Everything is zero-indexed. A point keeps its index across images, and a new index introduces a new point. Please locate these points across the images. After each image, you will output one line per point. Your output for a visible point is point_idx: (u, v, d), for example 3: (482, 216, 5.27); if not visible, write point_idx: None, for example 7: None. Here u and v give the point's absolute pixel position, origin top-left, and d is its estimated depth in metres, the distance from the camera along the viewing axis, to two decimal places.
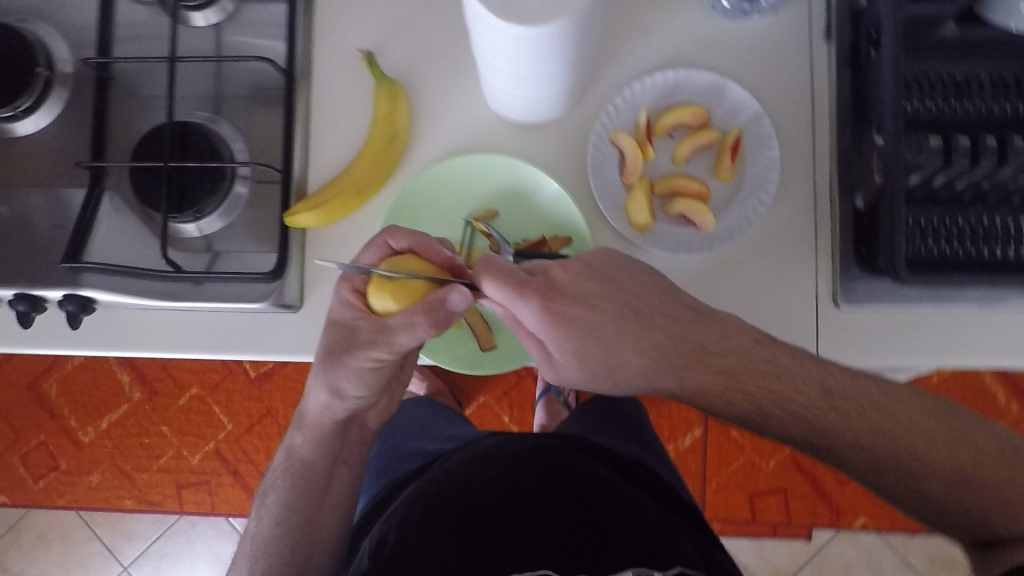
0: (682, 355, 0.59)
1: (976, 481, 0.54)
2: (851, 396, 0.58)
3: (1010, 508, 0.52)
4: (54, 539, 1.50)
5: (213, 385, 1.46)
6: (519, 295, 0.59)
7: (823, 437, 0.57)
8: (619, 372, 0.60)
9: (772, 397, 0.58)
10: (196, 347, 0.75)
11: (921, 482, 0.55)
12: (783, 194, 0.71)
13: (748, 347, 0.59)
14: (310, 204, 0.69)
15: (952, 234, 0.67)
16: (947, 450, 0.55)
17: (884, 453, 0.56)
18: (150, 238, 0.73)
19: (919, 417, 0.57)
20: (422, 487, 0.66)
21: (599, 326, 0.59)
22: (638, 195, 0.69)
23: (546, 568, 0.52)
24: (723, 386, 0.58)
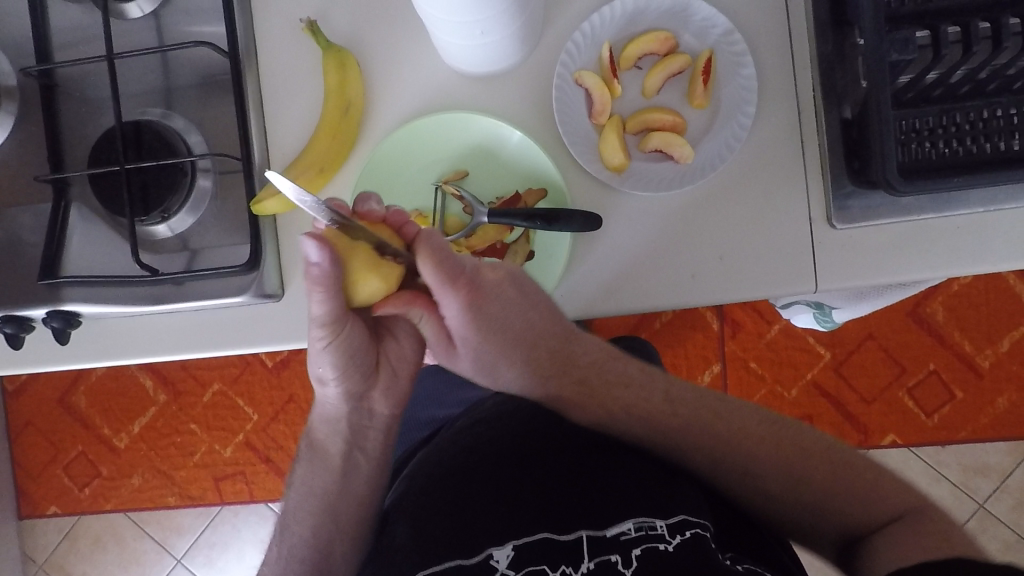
0: (551, 360, 0.64)
1: (812, 481, 0.58)
2: (690, 403, 0.63)
3: (847, 508, 0.57)
4: (109, 542, 1.54)
5: (233, 378, 1.48)
6: (451, 291, 0.55)
7: (666, 437, 0.62)
8: (501, 377, 0.64)
9: (620, 402, 0.63)
10: (189, 347, 0.74)
11: (759, 483, 0.59)
12: (765, 113, 0.67)
13: (607, 360, 0.66)
14: (273, 188, 0.67)
15: (951, 133, 0.63)
16: (778, 455, 0.59)
17: (729, 460, 0.60)
18: (125, 244, 0.71)
19: (769, 429, 0.61)
20: (423, 458, 0.66)
21: (496, 332, 0.61)
22: (610, 135, 0.65)
23: (546, 530, 0.53)
24: (573, 388, 0.64)
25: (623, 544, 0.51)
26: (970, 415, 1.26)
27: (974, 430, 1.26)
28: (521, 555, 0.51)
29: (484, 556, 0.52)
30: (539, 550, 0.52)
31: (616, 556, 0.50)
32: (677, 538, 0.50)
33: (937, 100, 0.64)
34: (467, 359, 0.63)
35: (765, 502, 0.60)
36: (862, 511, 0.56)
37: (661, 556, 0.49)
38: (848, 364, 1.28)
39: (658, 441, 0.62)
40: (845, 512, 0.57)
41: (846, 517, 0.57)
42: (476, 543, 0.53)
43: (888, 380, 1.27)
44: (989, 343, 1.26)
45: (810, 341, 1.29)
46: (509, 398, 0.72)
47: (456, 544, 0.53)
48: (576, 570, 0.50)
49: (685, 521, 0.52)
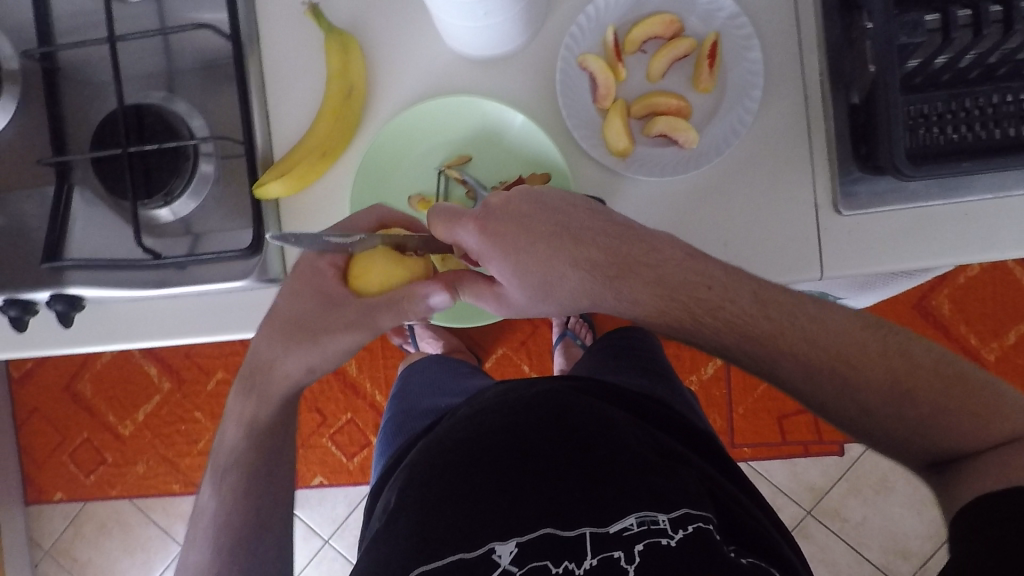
0: (619, 269, 0.58)
1: (914, 395, 0.57)
2: (790, 309, 0.60)
3: (949, 426, 0.56)
4: (114, 529, 1.55)
5: (237, 366, 1.48)
6: (465, 225, 0.58)
7: (754, 345, 0.60)
8: (562, 290, 0.59)
9: (719, 315, 0.60)
10: (192, 332, 0.74)
11: (855, 394, 0.59)
12: (770, 98, 0.66)
13: (681, 260, 0.59)
14: (276, 172, 0.67)
15: (960, 119, 0.62)
16: (880, 362, 0.59)
17: (819, 368, 0.59)
18: (128, 228, 0.71)
19: (860, 338, 0.60)
20: (426, 446, 0.65)
21: (540, 245, 0.57)
22: (614, 119, 0.65)
23: (549, 525, 0.53)
24: (655, 297, 0.59)
25: (626, 540, 0.51)
26: None
27: None
28: (523, 550, 0.52)
29: (487, 551, 0.53)
30: (542, 545, 0.52)
31: (619, 552, 0.51)
32: (680, 533, 0.50)
33: (946, 85, 0.63)
34: (514, 280, 0.58)
35: (858, 412, 0.60)
36: (964, 429, 0.55)
37: (662, 552, 0.50)
38: None
39: (752, 349, 0.61)
40: (940, 428, 0.56)
41: (947, 435, 0.56)
42: (477, 539, 0.53)
43: None
44: (995, 335, 1.25)
45: None
46: (518, 381, 0.71)
47: (457, 541, 0.53)
48: (578, 566, 0.51)
49: (689, 514, 0.52)
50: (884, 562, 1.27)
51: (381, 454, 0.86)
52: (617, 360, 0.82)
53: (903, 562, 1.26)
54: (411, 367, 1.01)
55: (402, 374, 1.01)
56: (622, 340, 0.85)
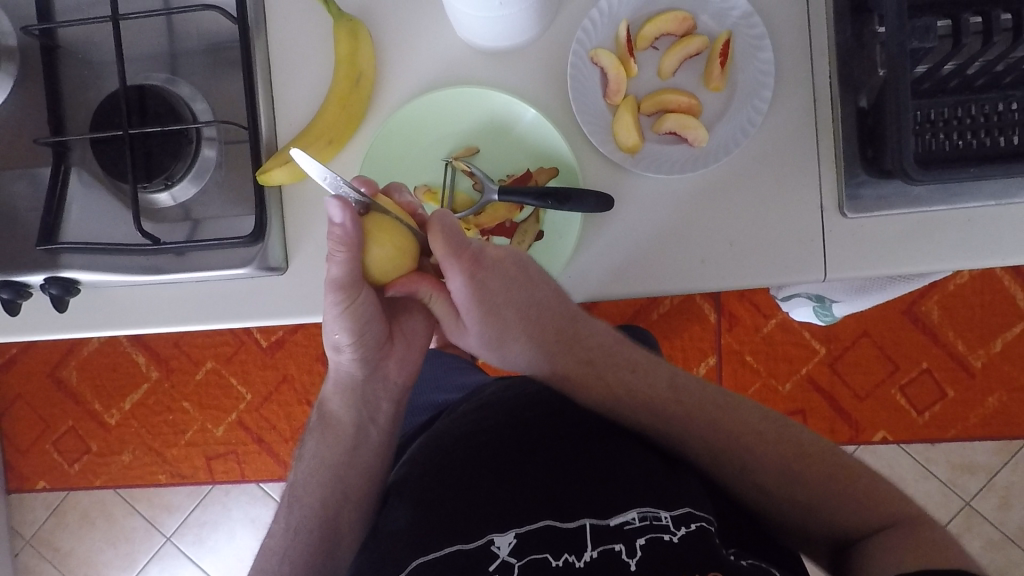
0: (558, 340, 0.64)
1: (804, 480, 0.58)
2: (693, 392, 0.63)
3: (838, 511, 0.57)
4: (98, 519, 1.53)
5: (228, 357, 1.47)
6: (457, 266, 0.57)
7: (655, 419, 0.62)
8: (502, 352, 0.64)
9: (624, 384, 0.63)
10: (189, 319, 0.73)
11: (754, 475, 0.59)
12: (779, 99, 0.67)
13: (610, 344, 0.65)
14: (281, 159, 0.66)
15: (966, 125, 0.63)
16: (776, 449, 0.59)
17: (718, 445, 0.60)
18: (125, 212, 0.70)
19: (763, 430, 0.61)
20: (422, 444, 0.65)
21: (498, 310, 0.61)
22: (624, 115, 0.65)
23: (548, 517, 0.52)
24: (574, 369, 0.64)
25: (627, 534, 0.50)
26: (960, 414, 1.26)
27: (964, 429, 1.26)
28: (522, 541, 0.50)
29: (485, 543, 0.51)
30: (541, 537, 0.50)
31: (619, 545, 0.49)
32: (681, 530, 0.49)
33: (952, 92, 0.64)
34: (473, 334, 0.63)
35: (755, 494, 0.59)
36: (855, 515, 0.56)
37: (665, 547, 0.48)
38: (843, 360, 1.28)
39: (659, 426, 0.62)
40: (835, 514, 0.57)
41: (840, 518, 0.57)
42: (477, 528, 0.52)
43: (882, 376, 1.28)
44: (982, 343, 1.26)
45: (805, 335, 1.29)
46: (516, 380, 0.71)
47: (456, 529, 0.52)
48: (578, 559, 0.48)
49: (690, 513, 0.52)
50: None
51: None
52: None
53: None
54: None
55: None
56: None
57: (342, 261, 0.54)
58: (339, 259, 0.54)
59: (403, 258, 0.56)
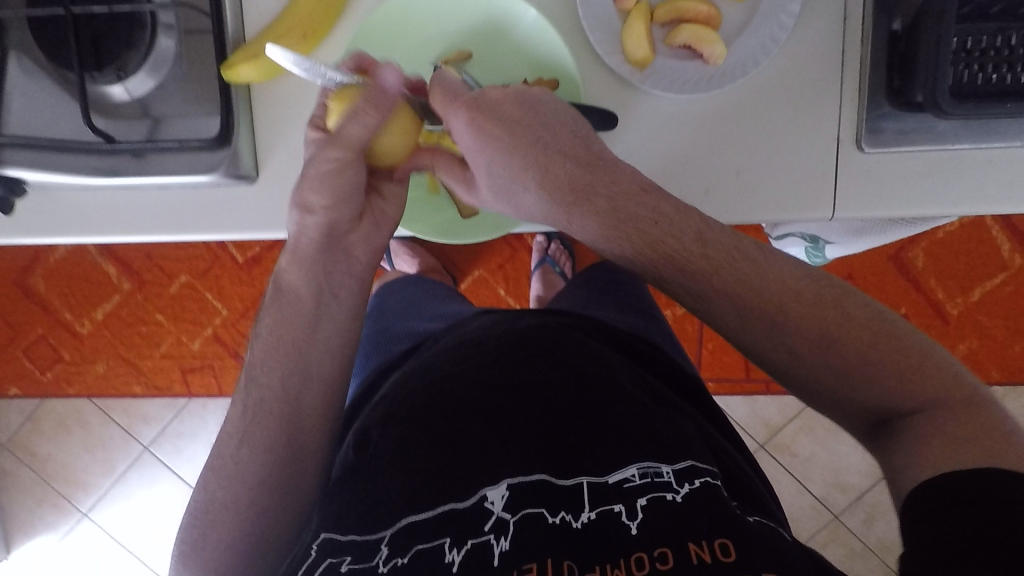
0: (574, 191, 0.53)
1: (841, 345, 0.50)
2: (724, 245, 0.53)
3: (880, 388, 0.50)
4: (72, 427, 1.51)
5: (202, 271, 1.41)
6: (455, 107, 0.54)
7: (690, 281, 0.53)
8: (517, 202, 0.55)
9: (648, 239, 0.52)
10: (152, 229, 0.67)
11: (785, 338, 0.51)
12: (806, 17, 0.61)
13: (635, 196, 0.52)
14: (248, 54, 0.60)
15: (999, 58, 0.57)
16: (818, 317, 0.51)
17: (751, 318, 0.52)
18: (73, 104, 0.62)
19: (815, 291, 0.52)
20: (405, 381, 0.63)
21: (515, 148, 0.53)
22: (635, 23, 0.58)
23: (544, 472, 0.49)
24: (597, 226, 0.52)
25: (627, 493, 0.46)
26: None
27: None
28: (516, 494, 0.47)
29: (478, 500, 0.48)
30: (536, 492, 0.47)
31: (619, 506, 0.46)
32: (686, 488, 0.46)
33: (995, 18, 0.58)
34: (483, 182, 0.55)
35: (791, 360, 0.52)
36: (893, 390, 0.49)
37: (668, 508, 0.45)
38: None
39: (680, 280, 0.53)
40: (869, 386, 0.50)
41: (873, 395, 0.50)
42: (467, 480, 0.49)
43: None
44: (962, 292, 1.26)
45: None
46: (504, 317, 0.69)
47: (447, 479, 0.50)
48: (575, 519, 0.46)
49: (694, 468, 0.48)
50: (825, 495, 1.29)
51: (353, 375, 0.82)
52: (603, 295, 0.79)
53: (842, 497, 1.29)
54: (389, 285, 0.97)
55: (378, 292, 0.96)
56: (610, 275, 0.82)
57: (371, 115, 0.52)
58: (365, 118, 0.52)
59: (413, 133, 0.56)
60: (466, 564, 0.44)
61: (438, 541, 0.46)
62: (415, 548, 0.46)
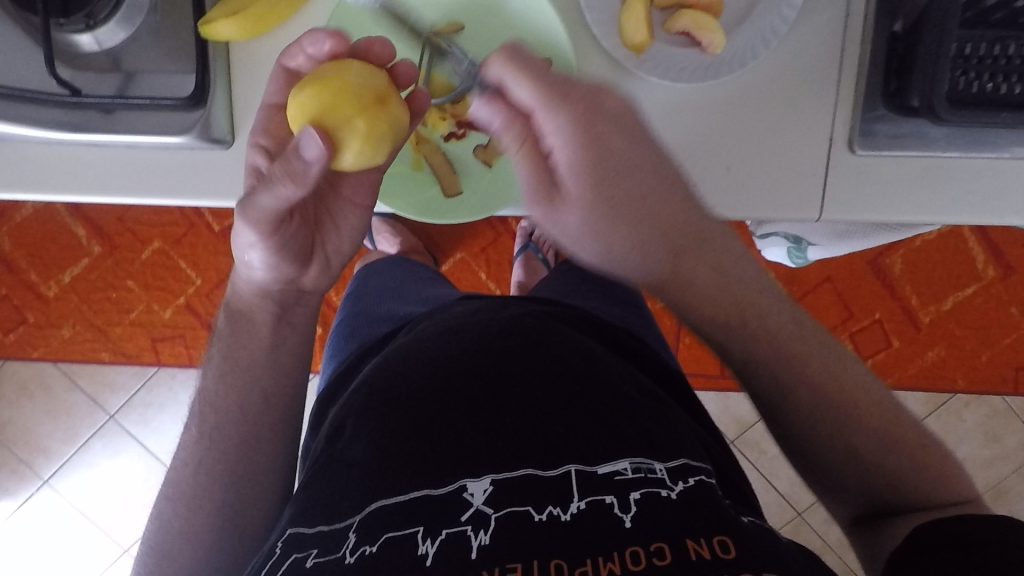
0: (676, 247, 0.49)
1: (900, 444, 0.52)
2: (807, 339, 0.54)
3: (915, 483, 0.51)
4: (36, 391, 1.46)
5: (177, 239, 1.37)
6: (556, 115, 0.43)
7: (777, 357, 0.53)
8: (608, 246, 0.47)
9: (750, 311, 0.52)
10: (119, 190, 0.64)
11: (844, 426, 0.52)
12: (809, 12, 0.59)
13: (728, 258, 0.52)
14: (227, 9, 0.56)
15: (999, 67, 0.57)
16: (874, 408, 0.53)
17: (825, 400, 0.53)
18: (38, 51, 0.58)
19: (865, 383, 0.54)
20: (386, 364, 0.61)
21: (625, 178, 0.46)
22: (635, 6, 0.57)
23: (531, 465, 0.47)
24: (706, 291, 0.51)
25: (618, 486, 0.45)
26: (902, 364, 1.29)
27: (901, 379, 1.29)
28: (499, 489, 0.45)
29: (456, 489, 0.46)
30: (520, 487, 0.45)
31: (611, 498, 0.44)
32: (680, 485, 0.45)
33: (996, 26, 0.57)
34: (572, 216, 0.46)
35: (842, 456, 0.53)
36: (934, 486, 0.51)
37: (663, 504, 0.43)
38: (803, 303, 1.28)
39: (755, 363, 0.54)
40: (905, 482, 0.51)
41: (913, 489, 0.51)
42: (448, 470, 0.48)
43: (835, 323, 1.29)
44: (935, 300, 1.27)
45: (773, 275, 1.28)
46: (487, 304, 0.68)
47: (426, 469, 0.48)
48: (563, 512, 0.43)
49: (687, 467, 0.47)
50: (790, 492, 1.30)
51: (329, 356, 0.80)
52: (588, 285, 0.78)
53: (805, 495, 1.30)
54: (370, 264, 0.94)
55: (359, 272, 0.94)
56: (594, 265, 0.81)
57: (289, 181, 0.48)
58: (280, 190, 0.49)
59: (381, 125, 0.49)
60: (440, 556, 0.42)
61: (411, 529, 0.44)
62: (386, 536, 0.44)
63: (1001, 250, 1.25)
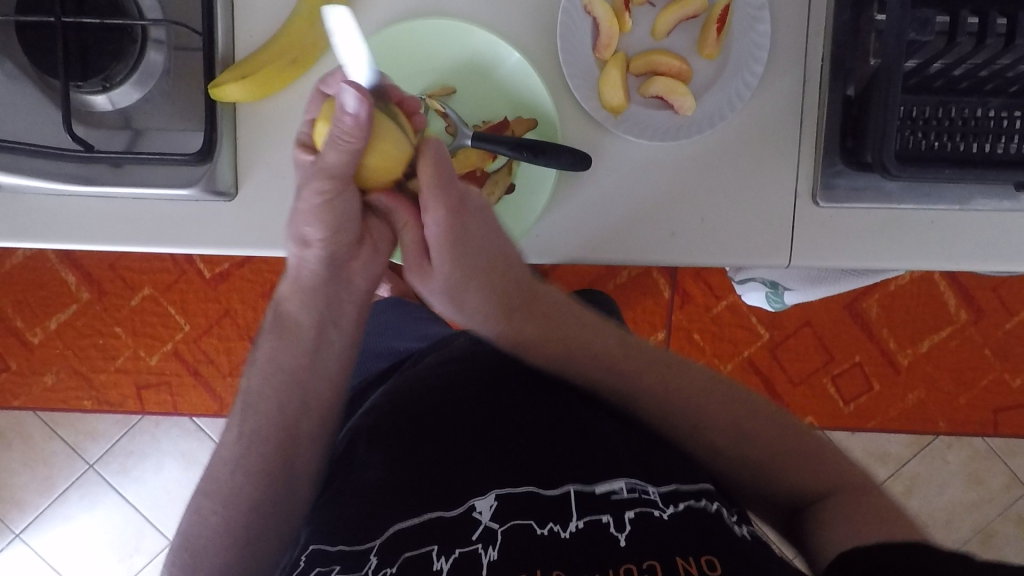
0: (524, 304, 0.63)
1: (750, 438, 0.58)
2: (640, 353, 0.62)
3: (780, 477, 0.57)
4: (15, 440, 1.43)
5: (167, 285, 1.39)
6: (436, 198, 0.56)
7: (614, 374, 0.61)
8: (466, 305, 0.62)
9: (566, 338, 0.62)
10: (121, 239, 0.67)
11: (706, 434, 0.58)
12: (771, 77, 0.65)
13: (564, 304, 0.64)
14: (237, 74, 0.61)
15: (942, 127, 0.63)
16: (728, 406, 0.59)
17: (673, 403, 0.59)
18: (55, 112, 0.62)
19: (709, 386, 0.61)
20: (392, 392, 0.63)
21: (463, 249, 0.59)
22: (613, 73, 0.62)
23: (533, 484, 0.49)
24: (542, 329, 0.62)
25: (614, 505, 0.47)
26: (881, 406, 1.32)
27: (882, 421, 1.32)
28: (504, 505, 0.48)
29: (466, 509, 0.48)
30: (525, 505, 0.48)
31: (607, 517, 0.46)
32: (670, 507, 0.47)
33: (937, 91, 0.63)
34: (439, 278, 0.60)
35: (704, 455, 0.59)
36: (802, 480, 0.56)
37: (657, 523, 0.46)
38: (783, 346, 1.31)
39: (615, 379, 0.60)
40: (785, 480, 0.57)
41: (792, 482, 0.56)
42: (459, 494, 0.49)
43: (817, 365, 1.32)
44: (911, 342, 1.32)
45: (752, 319, 1.31)
46: None
47: (437, 493, 0.50)
48: (564, 528, 0.46)
49: (678, 491, 0.50)
50: (779, 538, 1.30)
51: None
52: None
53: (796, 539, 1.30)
54: None
55: None
56: None
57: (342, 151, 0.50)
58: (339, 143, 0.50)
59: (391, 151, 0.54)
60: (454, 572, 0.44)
61: (425, 548, 0.46)
62: (404, 556, 0.46)
63: (971, 293, 1.30)
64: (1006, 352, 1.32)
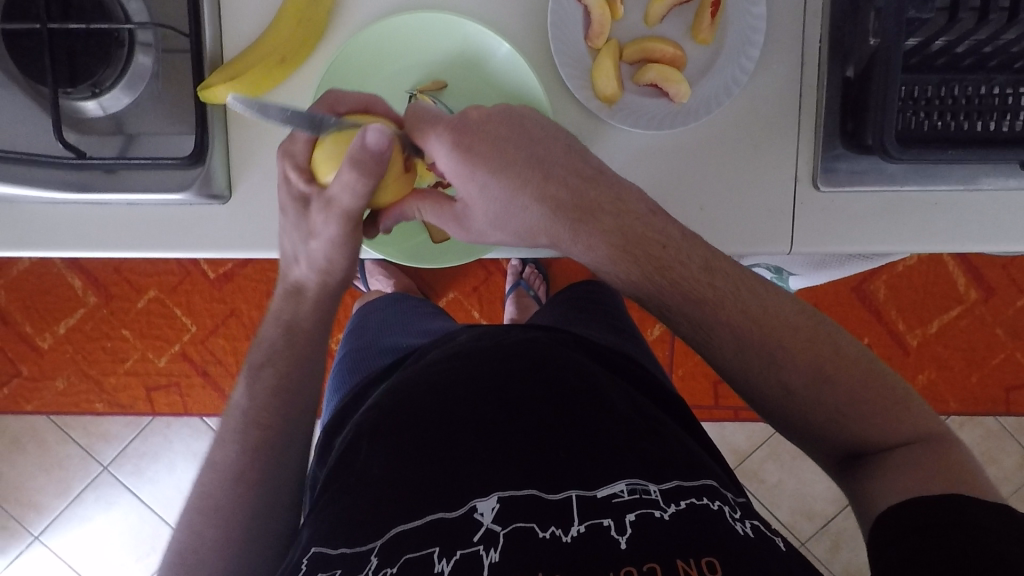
0: (578, 210, 0.56)
1: (835, 381, 0.56)
2: (729, 277, 0.58)
3: (861, 418, 0.55)
4: (29, 444, 1.45)
5: (172, 287, 1.39)
6: (438, 136, 0.53)
7: (696, 307, 0.57)
8: (522, 222, 0.56)
9: (676, 270, 0.56)
10: (119, 245, 0.67)
11: (783, 375, 0.56)
12: (767, 60, 0.64)
13: (644, 216, 0.56)
14: (227, 75, 0.60)
15: (945, 106, 0.61)
16: (812, 351, 0.56)
17: (753, 342, 0.57)
18: (47, 120, 0.62)
19: (805, 324, 0.58)
20: (392, 390, 0.63)
21: (505, 167, 0.54)
22: (605, 62, 0.61)
23: (534, 487, 0.49)
24: (613, 251, 0.56)
25: (616, 508, 0.47)
26: None
27: None
28: (506, 507, 0.47)
29: (467, 510, 0.48)
30: (527, 507, 0.47)
31: (609, 520, 0.46)
32: (672, 507, 0.46)
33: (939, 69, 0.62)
34: (478, 198, 0.54)
35: (779, 396, 0.57)
36: (880, 426, 0.54)
37: (658, 524, 0.45)
38: None
39: (692, 310, 0.57)
40: (862, 425, 0.55)
41: (861, 430, 0.55)
42: (460, 496, 0.49)
43: None
44: (920, 323, 1.30)
45: None
46: (492, 330, 0.69)
47: (436, 495, 0.49)
48: (565, 533, 0.45)
49: (680, 488, 0.49)
50: (790, 522, 1.29)
51: (330, 393, 0.82)
52: (579, 312, 0.79)
53: (807, 524, 1.29)
54: (368, 305, 0.96)
55: (358, 313, 0.96)
56: (583, 297, 0.83)
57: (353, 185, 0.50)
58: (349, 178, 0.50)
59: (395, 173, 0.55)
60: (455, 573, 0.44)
61: (426, 550, 0.46)
62: (404, 557, 0.45)
63: (981, 271, 1.29)
64: (1018, 331, 1.30)
